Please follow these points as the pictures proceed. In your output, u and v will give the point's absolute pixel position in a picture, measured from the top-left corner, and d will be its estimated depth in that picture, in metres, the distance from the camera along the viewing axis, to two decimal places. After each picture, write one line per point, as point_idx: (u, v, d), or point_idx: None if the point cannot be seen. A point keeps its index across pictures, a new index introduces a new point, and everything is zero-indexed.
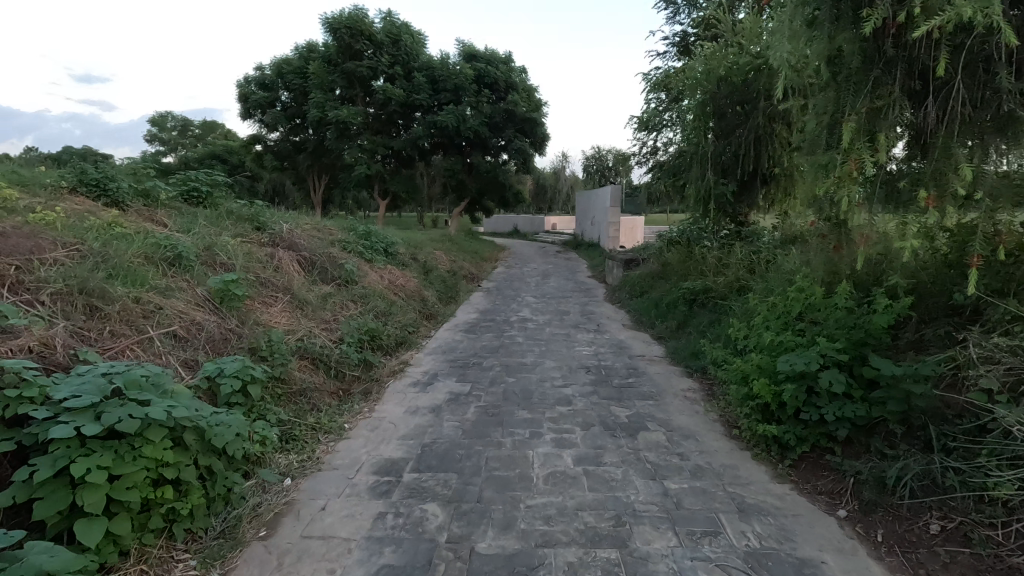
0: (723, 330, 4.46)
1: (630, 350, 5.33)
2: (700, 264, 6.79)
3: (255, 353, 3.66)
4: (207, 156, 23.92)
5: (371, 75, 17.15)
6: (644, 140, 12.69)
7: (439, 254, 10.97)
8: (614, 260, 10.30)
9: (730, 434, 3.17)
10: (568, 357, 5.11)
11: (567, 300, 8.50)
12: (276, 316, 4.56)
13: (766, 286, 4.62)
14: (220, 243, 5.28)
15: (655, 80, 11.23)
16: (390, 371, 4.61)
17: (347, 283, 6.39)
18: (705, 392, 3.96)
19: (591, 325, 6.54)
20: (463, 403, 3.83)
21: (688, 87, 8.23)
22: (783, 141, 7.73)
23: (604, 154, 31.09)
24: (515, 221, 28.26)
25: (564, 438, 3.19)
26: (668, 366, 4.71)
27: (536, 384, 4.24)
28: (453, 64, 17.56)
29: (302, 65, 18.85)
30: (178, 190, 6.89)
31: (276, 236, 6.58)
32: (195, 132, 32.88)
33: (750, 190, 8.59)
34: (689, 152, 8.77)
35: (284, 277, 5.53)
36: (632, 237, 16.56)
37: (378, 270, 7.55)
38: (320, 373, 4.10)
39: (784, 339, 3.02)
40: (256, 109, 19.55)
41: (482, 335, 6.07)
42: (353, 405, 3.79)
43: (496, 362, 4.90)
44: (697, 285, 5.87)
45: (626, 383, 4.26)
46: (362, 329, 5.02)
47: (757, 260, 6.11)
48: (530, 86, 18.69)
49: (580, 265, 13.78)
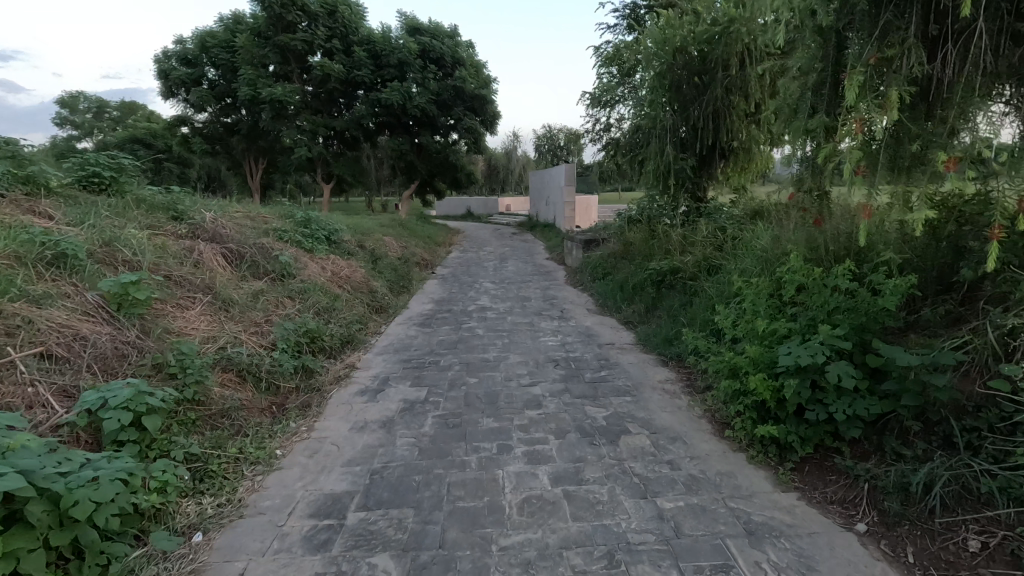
0: (701, 314, 4.16)
1: (598, 338, 4.96)
2: (664, 243, 6.51)
3: (162, 371, 3.02)
4: (128, 141, 21.78)
5: (307, 50, 15.90)
6: (598, 116, 12.33)
7: (389, 240, 10.26)
8: (573, 240, 9.95)
9: (722, 434, 2.85)
10: (534, 349, 4.69)
11: (527, 285, 8.08)
12: (192, 322, 3.87)
13: (742, 263, 4.35)
14: (123, 237, 4.49)
15: (608, 53, 10.84)
16: (334, 377, 4.04)
17: (283, 277, 5.70)
18: (686, 383, 3.65)
19: (555, 311, 6.16)
20: (419, 414, 3.34)
21: (645, 59, 7.87)
22: (741, 113, 7.53)
23: (556, 133, 30.67)
24: (468, 203, 27.48)
25: (537, 451, 2.77)
26: (641, 354, 4.39)
27: (501, 384, 3.80)
28: (396, 37, 16.52)
29: (228, 38, 17.23)
30: (74, 175, 5.92)
31: (196, 227, 5.75)
32: (111, 114, 29.87)
33: (709, 165, 8.38)
34: (646, 126, 8.44)
35: (204, 273, 4.80)
36: (587, 217, 16.33)
37: (319, 261, 6.84)
38: (248, 388, 3.48)
39: (778, 326, 2.70)
40: (179, 87, 17.78)
41: (438, 328, 5.56)
42: (288, 424, 3.21)
43: (455, 359, 4.42)
44: (665, 264, 5.54)
45: (599, 377, 3.89)
46: (299, 330, 4.40)
47: (723, 238, 5.86)
48: (478, 62, 17.90)
49: (537, 247, 13.37)
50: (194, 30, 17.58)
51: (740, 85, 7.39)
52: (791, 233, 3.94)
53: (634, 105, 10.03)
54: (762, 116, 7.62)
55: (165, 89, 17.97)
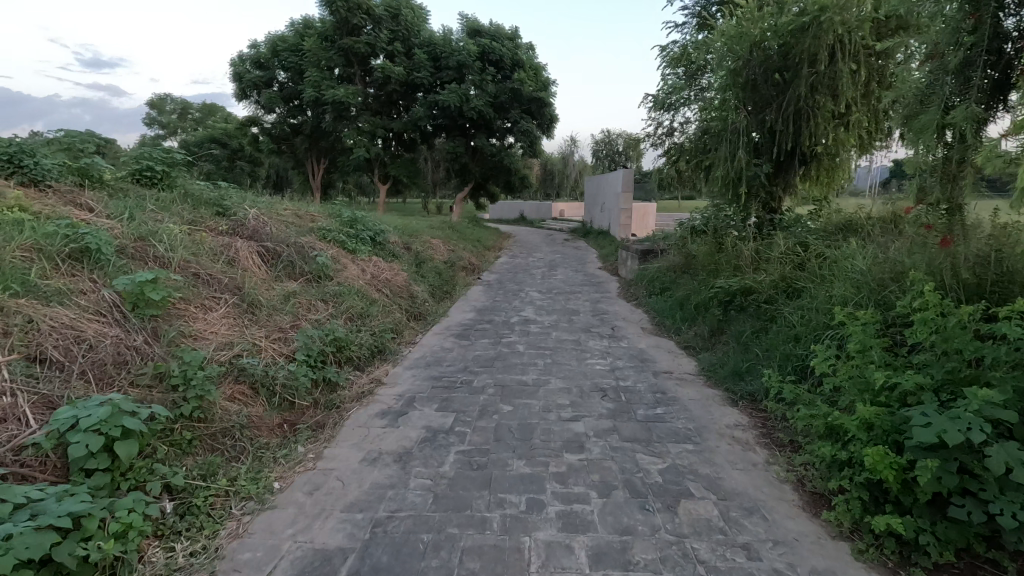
0: (781, 347, 3.52)
1: (653, 364, 4.36)
2: (733, 258, 5.79)
3: (164, 381, 2.75)
4: (205, 141, 23.02)
5: (370, 53, 16.09)
6: (661, 120, 11.60)
7: (436, 242, 10.00)
8: (628, 250, 9.29)
9: (814, 512, 2.22)
10: (579, 373, 4.15)
11: (576, 297, 7.53)
12: (210, 325, 3.62)
13: (834, 287, 3.68)
14: (157, 231, 4.35)
15: (675, 53, 10.13)
16: (356, 394, 3.69)
17: (319, 278, 5.47)
18: (763, 434, 3.00)
19: (605, 329, 5.58)
20: (440, 448, 2.89)
21: (717, 54, 7.15)
22: (828, 115, 6.66)
23: (614, 138, 29.77)
24: (521, 207, 27.08)
25: (574, 514, 2.26)
26: (705, 389, 3.76)
27: (538, 416, 3.30)
28: (456, 39, 16.40)
29: (298, 42, 17.75)
30: (128, 168, 5.96)
31: (237, 224, 5.64)
32: (194, 115, 31.88)
33: (786, 171, 7.50)
34: (715, 129, 7.69)
35: (238, 272, 4.60)
36: (644, 224, 15.61)
37: (360, 263, 6.60)
38: (259, 403, 3.16)
39: (902, 380, 2.07)
40: (251, 89, 18.50)
41: (476, 341, 5.13)
42: (295, 449, 2.86)
43: (490, 380, 3.96)
44: (736, 283, 4.87)
45: (654, 416, 3.31)
46: (325, 338, 4.08)
47: (805, 255, 5.11)
48: (537, 63, 17.50)
49: (590, 255, 12.72)
50: (267, 34, 18.25)
51: (828, 83, 6.53)
52: (907, 256, 3.25)
53: (702, 107, 9.27)
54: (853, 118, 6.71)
55: (238, 91, 18.75)
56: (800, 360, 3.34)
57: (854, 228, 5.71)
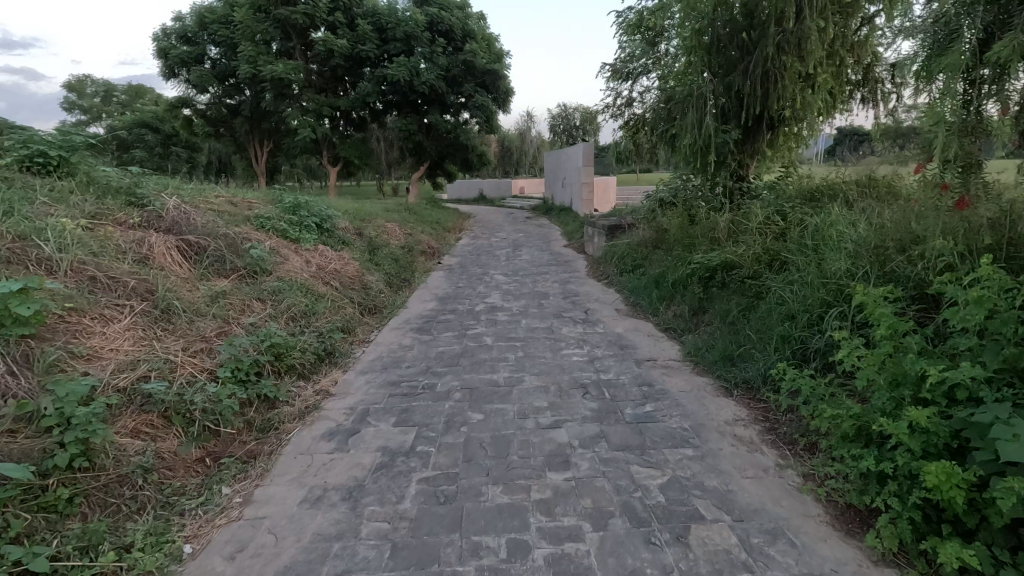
0: (776, 328, 3.19)
1: (634, 352, 3.98)
2: (708, 230, 5.45)
3: (35, 422, 2.16)
4: (133, 126, 21.10)
5: (309, 24, 14.87)
6: (620, 90, 11.18)
7: (391, 226, 9.30)
8: (594, 227, 8.90)
9: (847, 532, 1.87)
10: (555, 367, 3.72)
11: (544, 278, 7.09)
12: (108, 342, 2.97)
13: (827, 259, 3.38)
14: (42, 230, 3.60)
15: (632, 18, 9.67)
16: (297, 411, 3.14)
17: (255, 274, 4.80)
18: (769, 430, 2.67)
19: (578, 313, 5.17)
20: (399, 476, 2.41)
21: (681, 14, 6.71)
22: (796, 77, 6.33)
23: (571, 112, 29.25)
24: (481, 186, 26.31)
25: (567, 558, 1.84)
26: (694, 378, 3.41)
27: (513, 426, 2.85)
28: (402, 9, 15.36)
29: (228, 13, 16.24)
30: (15, 154, 5.04)
31: (153, 215, 4.87)
32: (120, 98, 29.15)
33: (753, 137, 7.20)
34: (680, 96, 7.30)
35: (152, 272, 3.90)
36: (607, 199, 15.28)
37: (305, 253, 5.92)
38: (173, 434, 2.58)
39: (955, 375, 1.72)
40: (180, 67, 16.91)
41: (439, 335, 4.62)
42: (217, 493, 2.31)
43: (456, 383, 3.47)
44: (716, 258, 4.51)
45: (644, 416, 2.92)
46: (259, 345, 3.48)
47: (784, 225, 4.81)
48: (489, 34, 16.66)
49: (553, 233, 12.30)
50: (193, 5, 16.62)
51: (796, 42, 6.19)
52: (912, 223, 2.95)
53: (663, 74, 8.87)
54: (820, 79, 6.43)
55: (164, 69, 17.07)
56: (798, 342, 3.04)
57: (828, 195, 5.47)
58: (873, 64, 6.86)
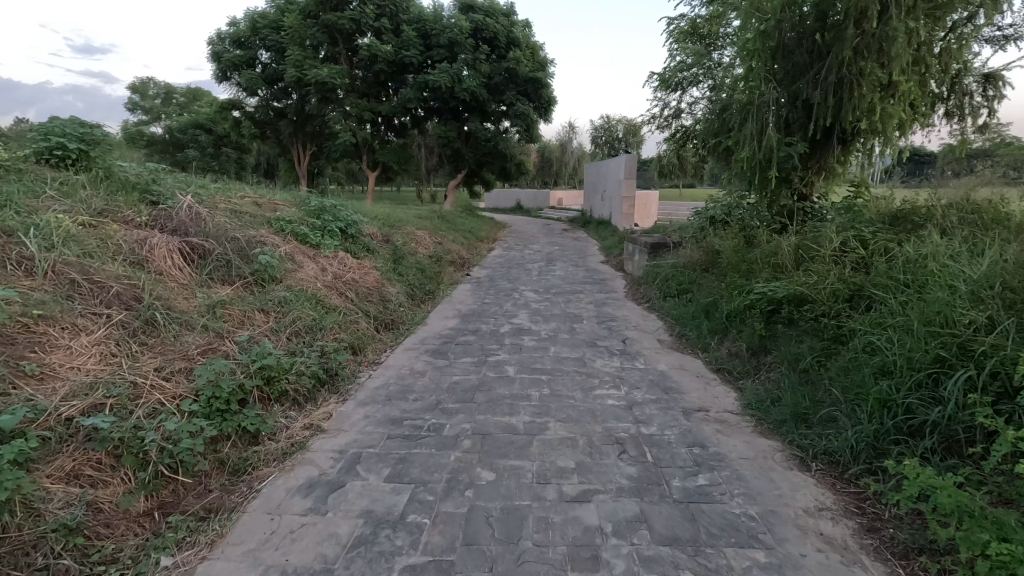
0: (872, 388, 2.54)
1: (682, 398, 3.34)
2: (771, 254, 4.75)
3: None
4: (188, 126, 21.82)
5: (356, 29, 14.83)
6: (668, 101, 10.52)
7: (421, 233, 8.93)
8: (635, 244, 8.24)
9: None
10: (586, 412, 3.14)
11: (578, 298, 6.50)
12: (69, 359, 2.60)
13: (939, 303, 2.70)
14: (29, 228, 3.31)
15: (684, 25, 9.09)
16: (278, 452, 2.66)
17: (264, 281, 4.43)
18: (868, 533, 2.02)
19: (615, 342, 4.57)
20: (380, 560, 1.89)
21: (743, 15, 6.04)
22: (874, 85, 5.54)
23: (614, 125, 28.63)
24: (518, 196, 25.92)
25: None
26: (757, 441, 2.76)
27: (530, 494, 2.28)
28: (448, 15, 15.16)
29: (279, 18, 16.47)
30: (34, 147, 4.87)
31: (163, 214, 4.58)
32: (179, 100, 30.19)
33: (822, 151, 6.43)
34: (738, 104, 6.61)
35: (146, 275, 3.55)
36: (648, 214, 14.55)
37: (323, 261, 5.55)
38: (119, 479, 2.15)
39: None
40: (231, 70, 17.24)
41: (456, 360, 4.11)
42: (153, 566, 1.85)
43: (468, 426, 2.94)
44: (782, 289, 3.85)
45: (696, 492, 2.30)
46: (248, 368, 3.04)
47: (866, 252, 4.08)
48: (534, 43, 16.30)
49: (590, 247, 11.68)
50: (247, 11, 16.96)
51: (878, 45, 5.39)
52: None
53: (717, 83, 8.20)
54: (904, 88, 5.63)
55: (217, 72, 17.48)
56: (904, 410, 2.39)
57: (917, 220, 4.68)
58: (963, 73, 6.00)
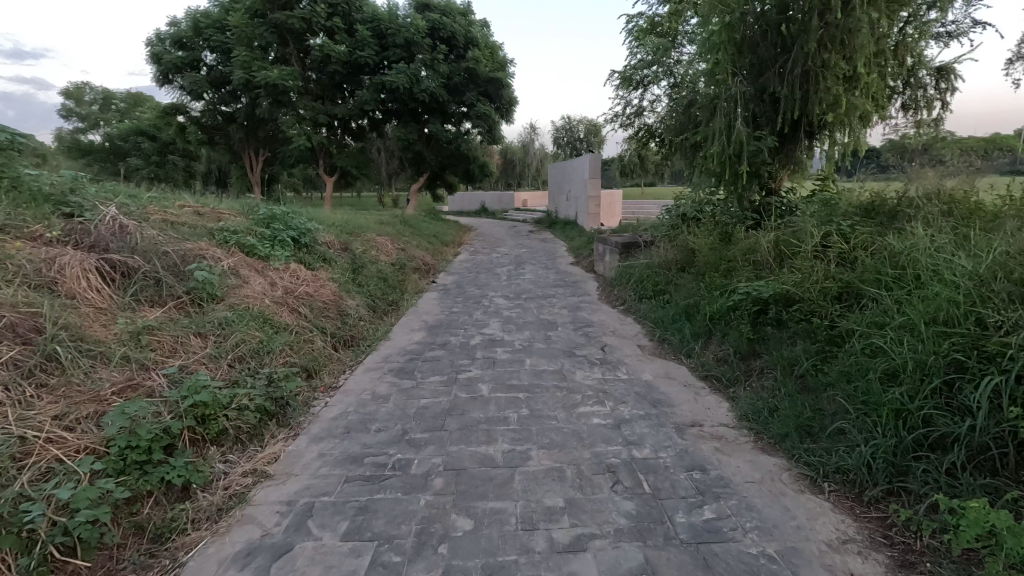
0: (882, 397, 2.33)
1: (673, 412, 3.06)
2: (750, 251, 4.56)
3: None
4: (128, 133, 20.43)
5: (307, 29, 14.11)
6: (630, 99, 10.38)
7: (382, 240, 8.45)
8: (604, 244, 8.01)
9: None
10: (571, 436, 2.81)
11: (551, 303, 6.19)
12: None
13: (943, 300, 2.50)
14: None
15: (644, 22, 8.96)
16: (211, 509, 2.22)
17: (202, 301, 3.93)
18: (903, 570, 1.77)
19: (594, 350, 4.28)
20: None
21: (708, 7, 5.86)
22: (838, 77, 5.46)
23: (576, 126, 28.65)
24: (483, 198, 25.52)
25: None
26: (762, 460, 2.50)
27: (516, 547, 1.93)
28: (403, 14, 14.65)
29: (223, 18, 15.54)
30: None
31: (80, 228, 4.02)
32: (118, 106, 28.36)
33: (790, 145, 6.34)
34: (705, 99, 6.46)
35: (54, 301, 3.03)
36: (613, 213, 14.43)
37: (272, 274, 5.04)
38: None
39: None
40: (173, 73, 16.12)
41: (423, 380, 3.72)
42: None
43: (439, 462, 2.56)
44: (767, 289, 3.65)
45: (706, 530, 2.01)
46: (175, 408, 2.58)
47: (848, 246, 3.92)
48: (493, 43, 15.99)
49: (559, 249, 11.43)
50: (188, 10, 15.95)
51: (842, 37, 5.31)
52: None
53: (680, 79, 8.08)
54: (868, 81, 5.58)
55: (157, 75, 16.39)
56: (921, 421, 2.18)
57: (893, 212, 4.58)
58: (920, 66, 6.03)
